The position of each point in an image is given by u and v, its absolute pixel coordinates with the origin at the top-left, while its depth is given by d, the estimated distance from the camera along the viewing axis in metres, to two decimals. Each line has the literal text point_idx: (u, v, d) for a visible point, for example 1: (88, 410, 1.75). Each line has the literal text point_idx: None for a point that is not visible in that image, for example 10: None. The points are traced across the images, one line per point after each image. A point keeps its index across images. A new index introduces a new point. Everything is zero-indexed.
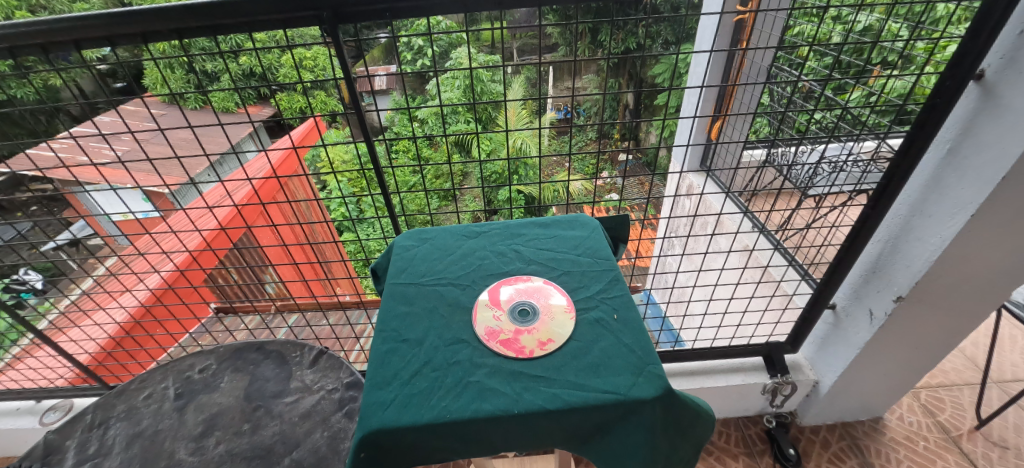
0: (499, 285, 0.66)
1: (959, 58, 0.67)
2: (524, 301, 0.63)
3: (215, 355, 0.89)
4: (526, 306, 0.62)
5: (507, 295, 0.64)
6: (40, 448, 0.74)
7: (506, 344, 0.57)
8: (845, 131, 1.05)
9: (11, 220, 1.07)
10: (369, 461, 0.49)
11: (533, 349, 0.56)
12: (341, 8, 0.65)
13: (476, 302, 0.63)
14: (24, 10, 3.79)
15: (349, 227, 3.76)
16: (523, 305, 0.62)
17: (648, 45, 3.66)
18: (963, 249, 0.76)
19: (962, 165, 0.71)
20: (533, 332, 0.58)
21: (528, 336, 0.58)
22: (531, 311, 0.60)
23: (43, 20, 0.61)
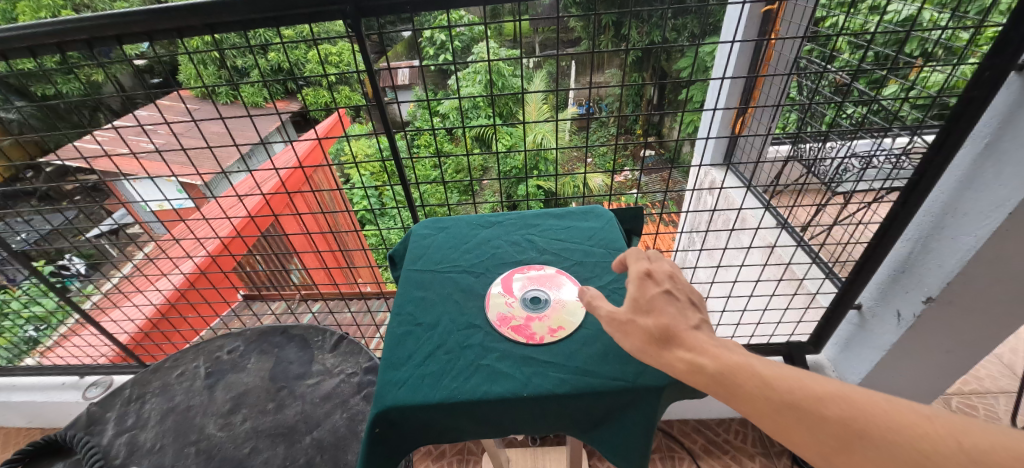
0: (512, 274, 0.67)
1: (1001, 47, 0.63)
2: (536, 290, 0.64)
3: (243, 337, 0.94)
4: (538, 294, 0.63)
5: (519, 283, 0.65)
6: (83, 418, 0.79)
7: (517, 331, 0.58)
8: (877, 125, 1.01)
9: (58, 208, 1.09)
10: (383, 438, 0.51)
11: (544, 335, 0.57)
12: (363, 2, 0.66)
13: (489, 289, 0.64)
14: (70, 9, 4.02)
15: (371, 220, 3.85)
16: (535, 292, 0.63)
17: (671, 38, 3.56)
18: (1001, 248, 0.72)
19: (1000, 160, 0.68)
20: (543, 320, 0.59)
21: (540, 323, 0.59)
22: (544, 299, 0.62)
23: (89, 17, 0.65)
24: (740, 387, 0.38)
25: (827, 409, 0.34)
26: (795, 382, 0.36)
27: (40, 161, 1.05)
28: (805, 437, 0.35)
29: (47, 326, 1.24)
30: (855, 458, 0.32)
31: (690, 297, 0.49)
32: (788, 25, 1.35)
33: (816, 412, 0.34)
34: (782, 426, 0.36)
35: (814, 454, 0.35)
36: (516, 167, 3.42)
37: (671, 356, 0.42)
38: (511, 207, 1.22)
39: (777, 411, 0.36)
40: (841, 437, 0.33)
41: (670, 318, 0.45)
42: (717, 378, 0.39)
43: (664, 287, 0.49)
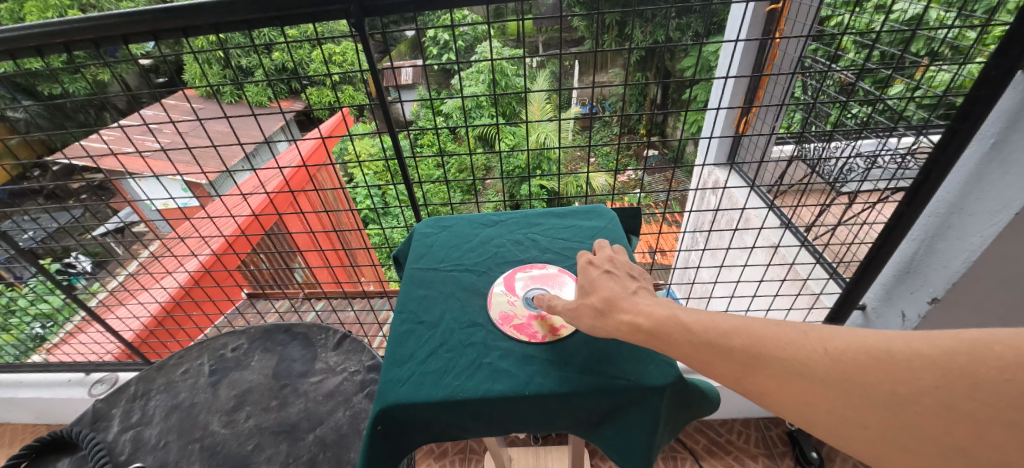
0: (514, 273, 0.67)
1: (1008, 46, 0.63)
2: (537, 288, 0.64)
3: (246, 335, 0.95)
4: (540, 292, 0.63)
5: (521, 281, 0.65)
6: (89, 414, 0.80)
7: (519, 329, 0.58)
8: (884, 125, 1.00)
9: (65, 206, 1.10)
10: (385, 436, 0.51)
11: (546, 334, 0.57)
12: (367, 1, 0.67)
13: (490, 288, 0.65)
14: (76, 9, 4.05)
15: (374, 219, 3.86)
16: (538, 290, 0.63)
17: (676, 37, 3.55)
18: (1008, 247, 0.72)
19: (1008, 160, 0.68)
20: (546, 318, 0.59)
21: (540, 322, 0.59)
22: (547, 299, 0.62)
23: (97, 16, 0.65)
24: (668, 335, 0.43)
25: (733, 342, 0.40)
26: (709, 324, 0.42)
27: (48, 160, 1.06)
28: (722, 369, 0.40)
29: (54, 323, 1.25)
30: (760, 377, 0.39)
31: (628, 270, 0.54)
32: (794, 24, 1.34)
33: (727, 345, 0.40)
34: (704, 363, 0.41)
35: (731, 382, 0.40)
36: (520, 166, 3.42)
37: (615, 321, 0.47)
38: (514, 206, 1.21)
39: (698, 351, 0.41)
40: (746, 363, 0.39)
41: (612, 290, 0.50)
42: (650, 332, 0.44)
43: (603, 267, 0.53)
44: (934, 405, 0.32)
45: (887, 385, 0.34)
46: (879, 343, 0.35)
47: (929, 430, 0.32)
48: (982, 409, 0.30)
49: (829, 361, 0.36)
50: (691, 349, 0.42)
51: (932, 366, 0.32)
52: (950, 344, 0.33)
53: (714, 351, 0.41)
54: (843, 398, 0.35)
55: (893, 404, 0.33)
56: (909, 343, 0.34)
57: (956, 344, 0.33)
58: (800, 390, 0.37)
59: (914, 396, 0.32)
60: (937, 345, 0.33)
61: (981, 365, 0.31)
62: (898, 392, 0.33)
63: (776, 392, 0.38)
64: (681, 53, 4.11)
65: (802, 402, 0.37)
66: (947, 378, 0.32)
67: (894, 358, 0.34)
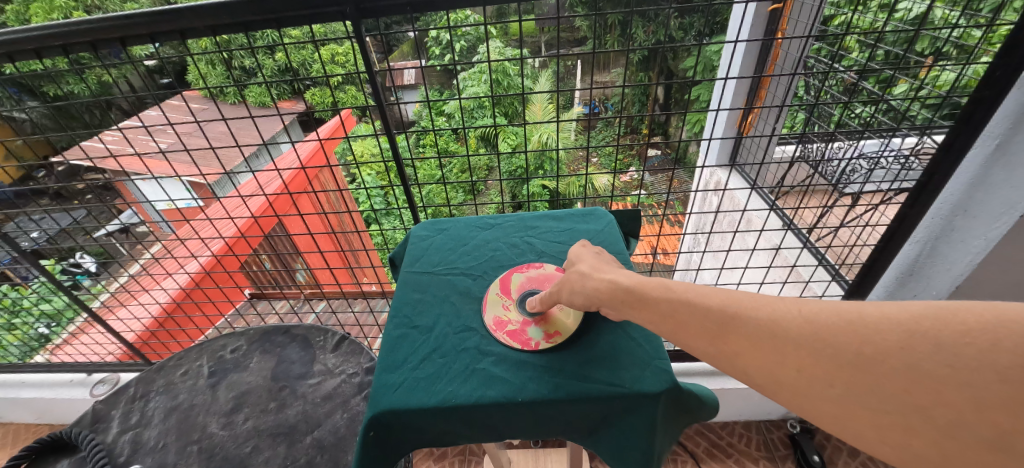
0: (511, 273, 0.66)
1: (1012, 46, 0.61)
2: (534, 291, 0.63)
3: (246, 336, 0.95)
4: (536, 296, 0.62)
5: (518, 283, 0.64)
6: (88, 415, 0.80)
7: (513, 336, 0.57)
8: (888, 126, 0.99)
9: (67, 206, 1.11)
10: (379, 441, 0.51)
11: (540, 341, 0.56)
12: (363, 3, 0.66)
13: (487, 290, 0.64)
14: (81, 11, 4.10)
15: (376, 220, 3.87)
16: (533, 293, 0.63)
17: (679, 37, 3.53)
18: (1011, 249, 0.72)
19: (1013, 162, 0.67)
20: (540, 324, 0.58)
21: (535, 328, 0.58)
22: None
23: (94, 19, 0.65)
24: (647, 295, 0.45)
25: (711, 302, 0.41)
26: (693, 285, 0.43)
27: (53, 161, 1.07)
28: (695, 328, 0.41)
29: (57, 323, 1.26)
30: (730, 337, 0.38)
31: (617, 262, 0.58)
32: (797, 24, 1.33)
33: (704, 304, 0.41)
34: (677, 322, 0.42)
35: (702, 343, 0.40)
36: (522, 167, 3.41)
37: (600, 280, 0.50)
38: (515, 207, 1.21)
39: (674, 309, 0.42)
40: (721, 322, 0.39)
41: (602, 263, 0.53)
42: (631, 289, 0.46)
43: (595, 250, 0.58)
44: (898, 366, 0.30)
45: (853, 344, 0.32)
46: (855, 308, 0.34)
47: (888, 389, 0.30)
48: (941, 371, 0.28)
49: (800, 323, 0.35)
50: (665, 307, 0.43)
51: (899, 330, 0.31)
52: (918, 309, 0.31)
53: (689, 310, 0.41)
54: (812, 358, 0.34)
55: (860, 363, 0.31)
56: (881, 308, 0.32)
57: (924, 310, 0.31)
58: (770, 350, 0.36)
59: (879, 356, 0.31)
60: (907, 310, 0.31)
61: (945, 329, 0.29)
62: (864, 354, 0.31)
63: (747, 352, 0.37)
64: (684, 53, 4.10)
65: (769, 361, 0.36)
66: (909, 338, 0.30)
67: (865, 320, 0.32)
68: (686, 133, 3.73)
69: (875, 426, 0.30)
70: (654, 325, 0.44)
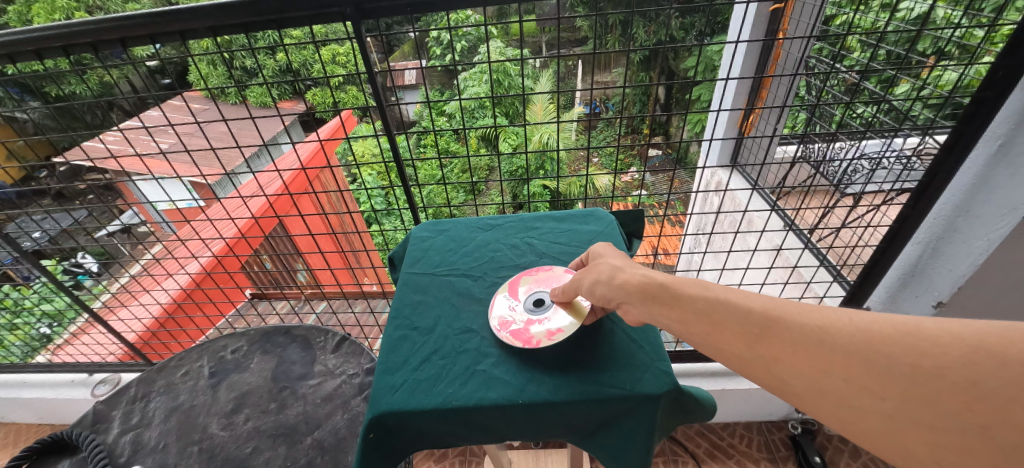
0: (519, 274, 0.66)
1: (1015, 47, 0.61)
2: (540, 291, 0.62)
3: (246, 337, 0.95)
4: (542, 297, 0.61)
5: (526, 283, 0.64)
6: (89, 416, 0.80)
7: (515, 334, 0.56)
8: (889, 126, 0.98)
9: (69, 207, 1.11)
10: (379, 442, 0.50)
11: (541, 339, 0.55)
12: (363, 4, 0.66)
13: (495, 292, 0.64)
14: (82, 11, 4.14)
15: (377, 220, 3.87)
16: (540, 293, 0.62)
17: (679, 37, 3.52)
18: (1013, 250, 0.72)
19: (1016, 162, 0.67)
20: (543, 323, 0.57)
21: (537, 326, 0.57)
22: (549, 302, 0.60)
23: (93, 20, 0.65)
24: (684, 292, 0.45)
25: (753, 305, 0.42)
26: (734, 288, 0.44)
27: (55, 162, 1.07)
28: (734, 329, 0.41)
29: (57, 323, 1.26)
30: (771, 341, 0.39)
31: None
32: (798, 23, 1.32)
33: (746, 307, 0.42)
34: (715, 322, 0.42)
35: (741, 346, 0.40)
36: (522, 167, 3.41)
37: (634, 273, 0.50)
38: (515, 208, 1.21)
39: (713, 308, 0.43)
40: (763, 326, 0.40)
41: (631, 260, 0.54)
42: (665, 285, 0.46)
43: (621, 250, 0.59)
44: (959, 380, 0.31)
45: (910, 358, 0.33)
46: (913, 324, 0.35)
47: (947, 404, 0.30)
48: (1005, 389, 0.29)
49: (852, 333, 0.36)
50: (705, 306, 0.43)
51: (963, 344, 0.32)
52: (984, 330, 0.32)
53: (730, 311, 0.42)
54: (862, 367, 0.34)
55: (917, 377, 0.32)
56: (944, 326, 0.33)
57: (989, 330, 0.31)
58: (815, 357, 0.36)
59: (938, 371, 0.32)
60: (973, 330, 0.32)
61: (1013, 346, 0.29)
62: (922, 365, 0.32)
63: (789, 357, 0.38)
64: (684, 52, 4.09)
65: (813, 368, 0.36)
66: (976, 355, 0.30)
67: (926, 336, 0.33)
68: (686, 133, 3.73)
69: (926, 440, 0.31)
70: (686, 324, 0.43)
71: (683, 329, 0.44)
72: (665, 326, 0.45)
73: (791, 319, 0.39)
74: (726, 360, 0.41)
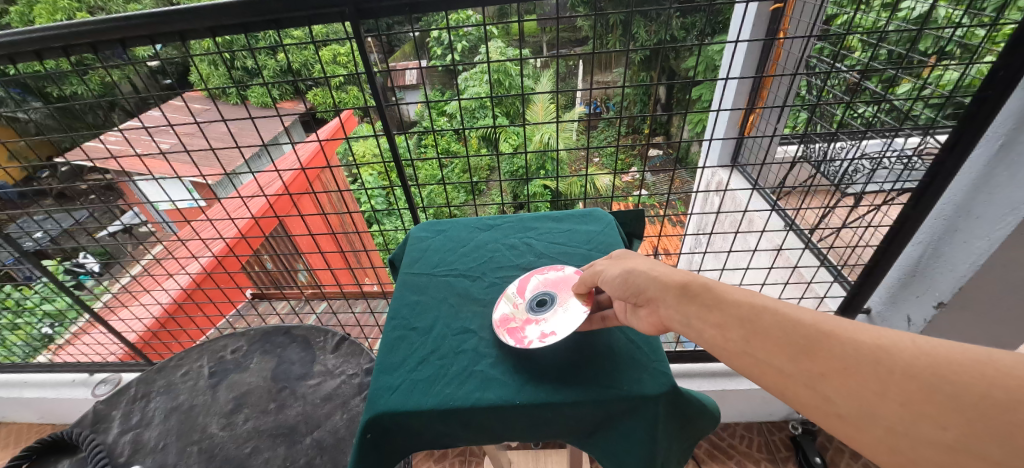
0: (532, 273, 0.65)
1: (1014, 48, 0.61)
2: (547, 292, 0.61)
3: (246, 337, 0.95)
4: (547, 297, 0.60)
5: (535, 282, 0.63)
6: (89, 416, 0.80)
7: (511, 332, 0.56)
8: (890, 126, 0.98)
9: (70, 207, 1.11)
10: (376, 443, 0.50)
11: (533, 339, 0.54)
12: (362, 4, 0.66)
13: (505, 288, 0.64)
14: (85, 12, 4.16)
15: (378, 220, 3.87)
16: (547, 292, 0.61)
17: (680, 37, 3.52)
18: (1014, 253, 0.71)
19: (1014, 162, 0.67)
20: (540, 323, 0.56)
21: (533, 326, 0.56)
22: (551, 302, 0.58)
23: (94, 21, 0.65)
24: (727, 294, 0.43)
25: (803, 316, 0.37)
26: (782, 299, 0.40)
27: (56, 162, 1.07)
28: (779, 338, 0.37)
29: (58, 324, 1.26)
30: (818, 354, 0.34)
31: None
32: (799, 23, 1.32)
33: (796, 317, 0.38)
34: (756, 329, 0.39)
35: (783, 359, 0.36)
36: (523, 167, 3.41)
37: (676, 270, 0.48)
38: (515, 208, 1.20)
39: (755, 314, 0.40)
40: (812, 339, 0.36)
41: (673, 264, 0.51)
42: (706, 286, 0.44)
43: None
44: None
45: (980, 387, 0.28)
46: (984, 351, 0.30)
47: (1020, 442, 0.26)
48: None
49: (914, 355, 0.31)
50: (746, 310, 0.40)
51: None
52: None
53: (774, 318, 0.38)
54: (926, 393, 0.30)
55: (984, 407, 0.28)
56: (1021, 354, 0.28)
57: None
58: (869, 377, 0.32)
59: (1012, 403, 0.27)
60: None
61: None
62: (994, 396, 0.27)
63: (836, 374, 0.33)
64: (685, 52, 4.09)
65: (861, 387, 0.32)
66: None
67: (999, 364, 0.29)
68: (687, 133, 3.72)
69: None
70: (720, 324, 0.40)
71: (717, 334, 0.40)
72: (695, 326, 0.42)
73: (842, 332, 0.35)
74: (762, 374, 0.37)
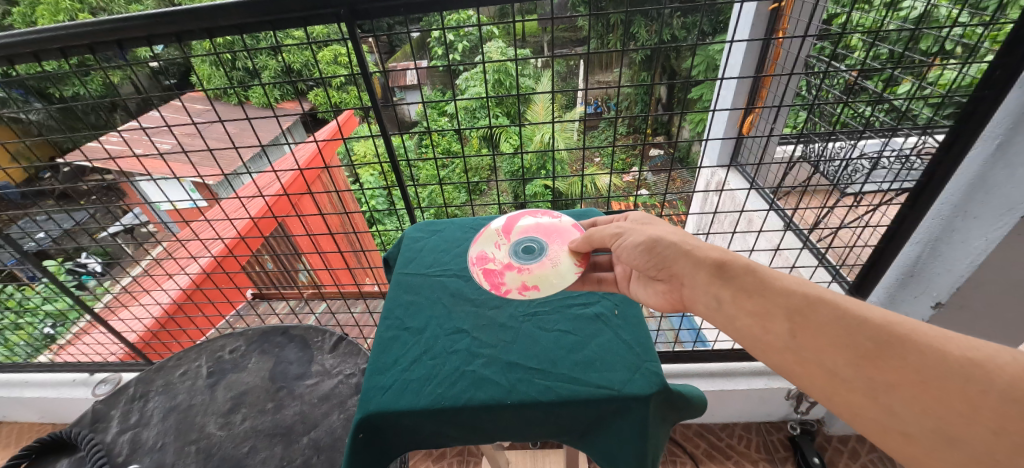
0: (520, 225, 0.70)
1: (1013, 44, 0.62)
2: (529, 243, 0.66)
3: (244, 337, 0.96)
4: (528, 249, 0.65)
5: (519, 234, 0.68)
6: (88, 415, 0.80)
7: (489, 276, 0.62)
8: (890, 126, 0.97)
9: (73, 208, 1.11)
10: (369, 443, 0.51)
11: (510, 288, 0.60)
12: (356, 5, 0.66)
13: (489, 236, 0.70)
14: (86, 12, 4.19)
15: (379, 220, 3.87)
16: (531, 240, 0.67)
17: (681, 36, 3.50)
18: (1011, 252, 0.71)
19: (1013, 162, 0.66)
20: (518, 273, 0.62)
21: (513, 275, 0.62)
22: (532, 255, 0.64)
23: (91, 23, 0.66)
24: (778, 285, 0.45)
25: (872, 315, 0.39)
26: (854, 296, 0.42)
27: (60, 162, 1.06)
28: (840, 339, 0.39)
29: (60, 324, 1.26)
30: (885, 363, 0.37)
31: None
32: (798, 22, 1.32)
33: (863, 316, 0.39)
34: (807, 323, 0.42)
35: (843, 362, 0.39)
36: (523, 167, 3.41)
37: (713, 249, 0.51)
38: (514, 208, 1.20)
39: (811, 307, 0.42)
40: (885, 344, 0.38)
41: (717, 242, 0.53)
42: (750, 270, 0.47)
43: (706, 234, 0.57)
44: None
45: None
46: None
47: None
48: None
49: (1016, 376, 0.33)
50: (798, 302, 0.43)
51: None
52: None
53: (831, 314, 0.41)
54: (1014, 419, 0.31)
55: None
56: None
57: None
58: (950, 396, 0.34)
59: None
60: None
61: None
62: None
63: (909, 387, 0.36)
64: (686, 51, 4.07)
65: (940, 406, 0.34)
66: None
67: None
68: (688, 133, 3.71)
69: None
70: (765, 318, 0.44)
71: (763, 327, 0.44)
72: (732, 314, 0.46)
73: (913, 339, 0.37)
74: (817, 374, 0.40)
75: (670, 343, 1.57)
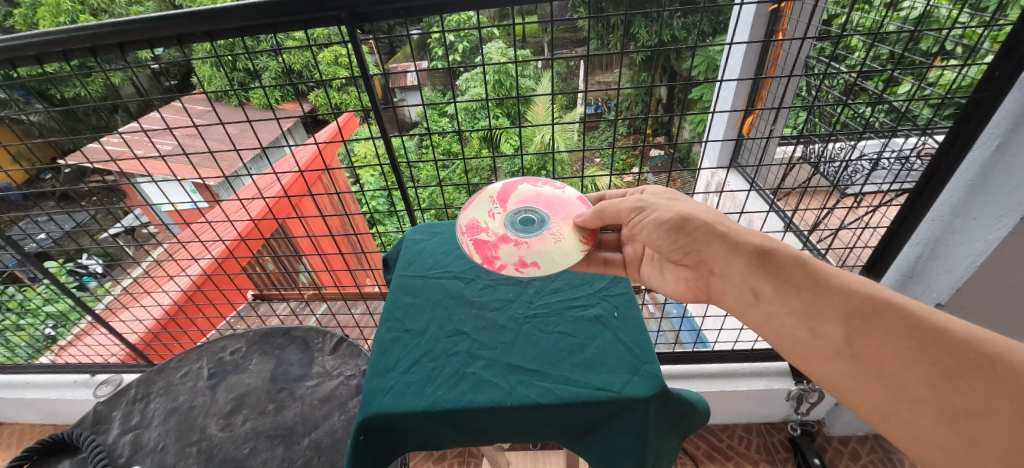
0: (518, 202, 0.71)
1: (1012, 46, 0.62)
2: (524, 220, 0.67)
3: (245, 338, 0.96)
4: (524, 227, 0.66)
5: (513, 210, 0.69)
6: (90, 417, 0.81)
7: (485, 251, 0.63)
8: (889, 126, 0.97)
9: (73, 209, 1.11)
10: (369, 444, 0.51)
11: (507, 264, 0.61)
12: (357, 8, 0.67)
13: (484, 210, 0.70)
14: (88, 14, 4.20)
15: (379, 221, 3.87)
16: (528, 215, 0.68)
17: (682, 37, 3.50)
18: (1010, 253, 0.71)
19: (1013, 163, 0.66)
20: (513, 250, 0.63)
21: (509, 251, 0.63)
22: (528, 233, 0.65)
23: (94, 25, 0.66)
24: (839, 285, 0.47)
25: (957, 332, 0.40)
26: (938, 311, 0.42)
27: (60, 164, 1.05)
28: (910, 353, 0.41)
29: (61, 325, 1.27)
30: (961, 384, 0.38)
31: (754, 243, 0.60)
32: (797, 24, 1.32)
33: (943, 329, 0.40)
34: (866, 329, 0.44)
35: (912, 378, 0.40)
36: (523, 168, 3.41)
37: (754, 237, 0.54)
38: None
39: (875, 310, 0.44)
40: (967, 363, 0.38)
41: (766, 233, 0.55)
42: (802, 266, 0.50)
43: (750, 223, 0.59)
44: None
45: None
46: None
47: None
48: None
49: None
50: (859, 304, 0.45)
51: None
52: None
53: (897, 320, 0.42)
54: None
55: None
56: None
57: None
58: None
59: None
60: None
61: None
62: None
63: (989, 414, 0.36)
64: (687, 52, 4.07)
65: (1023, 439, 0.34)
66: None
67: None
68: (689, 133, 3.71)
69: None
70: (818, 320, 0.47)
71: (813, 334, 0.47)
72: (781, 315, 0.49)
73: (1003, 361, 0.37)
74: (876, 390, 0.42)
75: (671, 345, 1.57)
